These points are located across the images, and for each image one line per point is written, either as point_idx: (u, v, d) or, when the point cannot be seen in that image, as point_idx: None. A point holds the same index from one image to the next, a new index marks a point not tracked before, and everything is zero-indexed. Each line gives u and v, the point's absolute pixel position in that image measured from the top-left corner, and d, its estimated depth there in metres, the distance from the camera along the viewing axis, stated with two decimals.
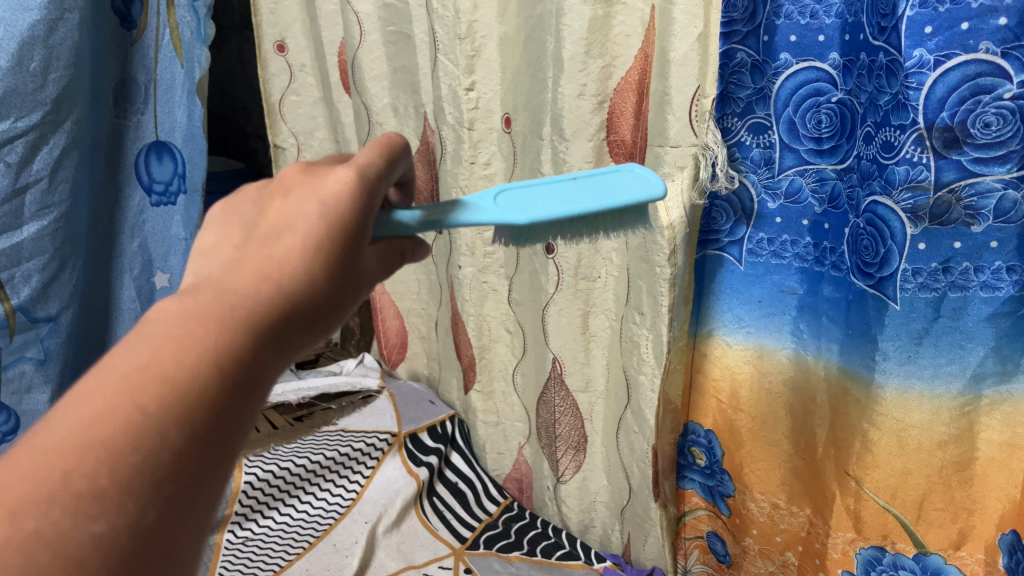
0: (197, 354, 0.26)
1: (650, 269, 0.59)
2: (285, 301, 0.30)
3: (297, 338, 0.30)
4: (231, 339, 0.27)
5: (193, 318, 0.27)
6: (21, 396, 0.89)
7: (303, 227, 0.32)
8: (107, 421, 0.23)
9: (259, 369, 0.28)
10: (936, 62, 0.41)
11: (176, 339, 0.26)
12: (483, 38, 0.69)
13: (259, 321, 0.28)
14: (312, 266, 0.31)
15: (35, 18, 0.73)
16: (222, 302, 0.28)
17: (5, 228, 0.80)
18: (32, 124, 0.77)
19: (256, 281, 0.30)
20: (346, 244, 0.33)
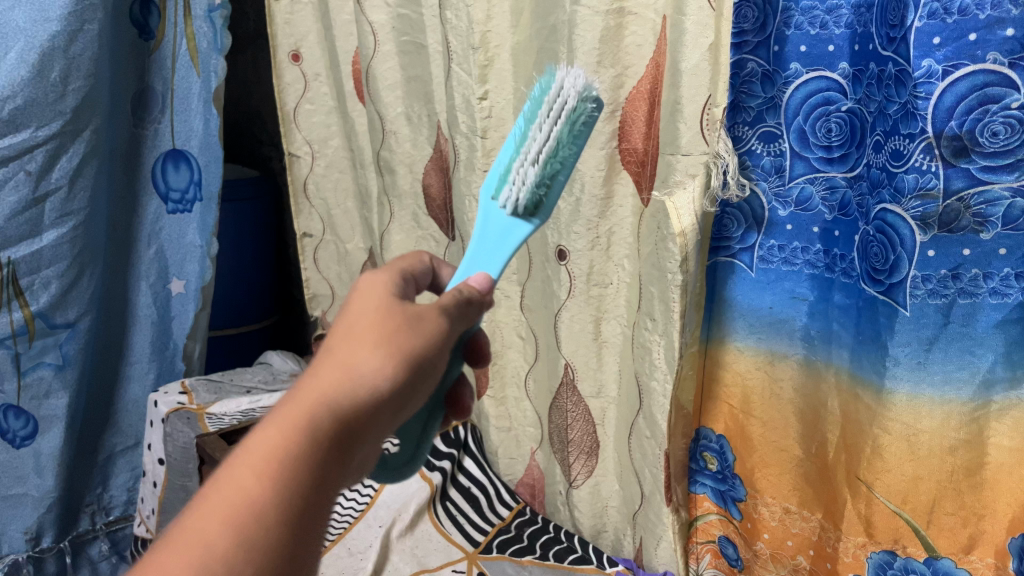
0: (253, 478, 0.30)
1: (662, 276, 0.60)
2: (342, 405, 0.33)
3: (362, 440, 0.34)
4: (289, 463, 0.31)
5: (255, 449, 0.31)
6: (40, 401, 0.92)
7: (347, 333, 0.35)
8: (178, 557, 0.28)
9: (320, 485, 0.32)
10: (944, 72, 0.42)
11: (243, 476, 0.30)
12: (496, 48, 0.71)
13: (316, 435, 0.32)
14: (364, 367, 0.34)
15: (55, 29, 0.78)
16: (282, 424, 0.32)
17: (26, 235, 0.85)
18: (52, 133, 0.82)
19: (313, 390, 0.33)
20: (397, 338, 0.36)
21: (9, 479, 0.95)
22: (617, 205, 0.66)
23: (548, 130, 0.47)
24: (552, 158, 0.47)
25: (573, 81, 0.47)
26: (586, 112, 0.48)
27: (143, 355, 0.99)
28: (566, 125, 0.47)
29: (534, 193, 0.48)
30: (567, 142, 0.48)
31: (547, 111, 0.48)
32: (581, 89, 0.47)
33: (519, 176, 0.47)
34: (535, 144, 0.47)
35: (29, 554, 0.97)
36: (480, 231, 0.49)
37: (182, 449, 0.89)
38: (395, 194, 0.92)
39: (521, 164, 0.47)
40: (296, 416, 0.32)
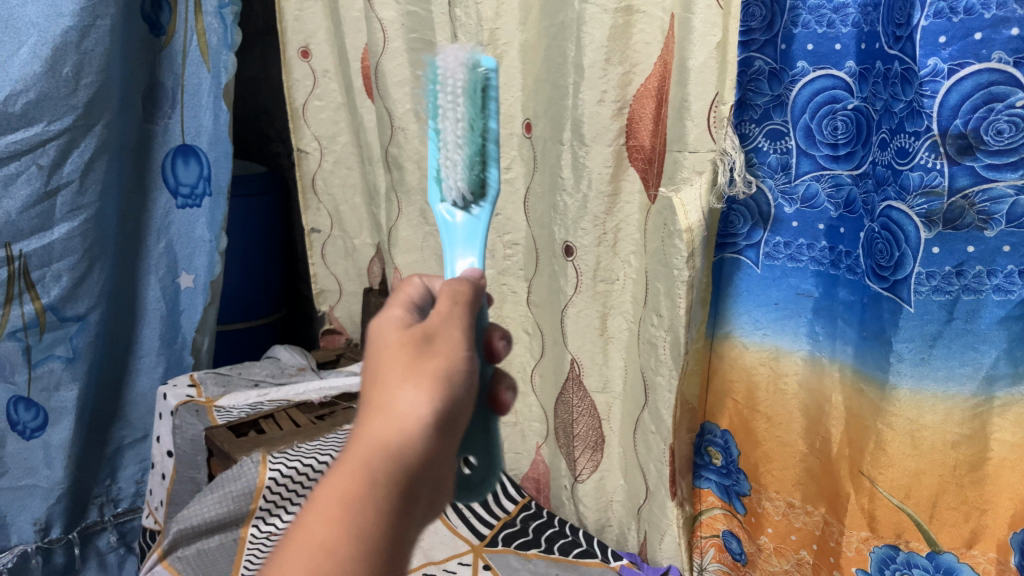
0: (332, 529, 0.27)
1: (668, 272, 0.61)
2: (391, 443, 0.29)
3: (425, 479, 0.30)
4: (357, 513, 0.28)
5: (321, 503, 0.28)
6: (50, 393, 0.93)
7: (378, 370, 0.32)
8: None
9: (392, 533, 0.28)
10: (950, 70, 0.43)
11: (317, 531, 0.27)
12: (505, 45, 0.72)
13: (377, 479, 0.29)
14: (402, 399, 0.31)
15: (68, 24, 0.79)
16: (344, 473, 0.29)
17: (37, 229, 0.86)
18: (64, 127, 0.83)
19: (362, 435, 0.30)
20: (430, 362, 0.32)
21: (19, 470, 0.95)
22: (624, 201, 0.67)
23: (455, 108, 0.48)
24: (473, 135, 0.48)
25: (455, 57, 0.48)
26: (480, 77, 0.48)
27: (151, 348, 1.00)
28: (467, 97, 0.47)
29: (471, 174, 0.49)
30: (479, 111, 0.48)
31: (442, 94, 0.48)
32: (466, 62, 0.47)
33: (450, 167, 0.48)
34: (450, 128, 0.48)
35: (37, 545, 0.98)
36: (445, 230, 0.50)
37: (190, 441, 0.91)
38: (404, 190, 0.93)
39: (446, 154, 0.48)
40: (353, 465, 0.29)
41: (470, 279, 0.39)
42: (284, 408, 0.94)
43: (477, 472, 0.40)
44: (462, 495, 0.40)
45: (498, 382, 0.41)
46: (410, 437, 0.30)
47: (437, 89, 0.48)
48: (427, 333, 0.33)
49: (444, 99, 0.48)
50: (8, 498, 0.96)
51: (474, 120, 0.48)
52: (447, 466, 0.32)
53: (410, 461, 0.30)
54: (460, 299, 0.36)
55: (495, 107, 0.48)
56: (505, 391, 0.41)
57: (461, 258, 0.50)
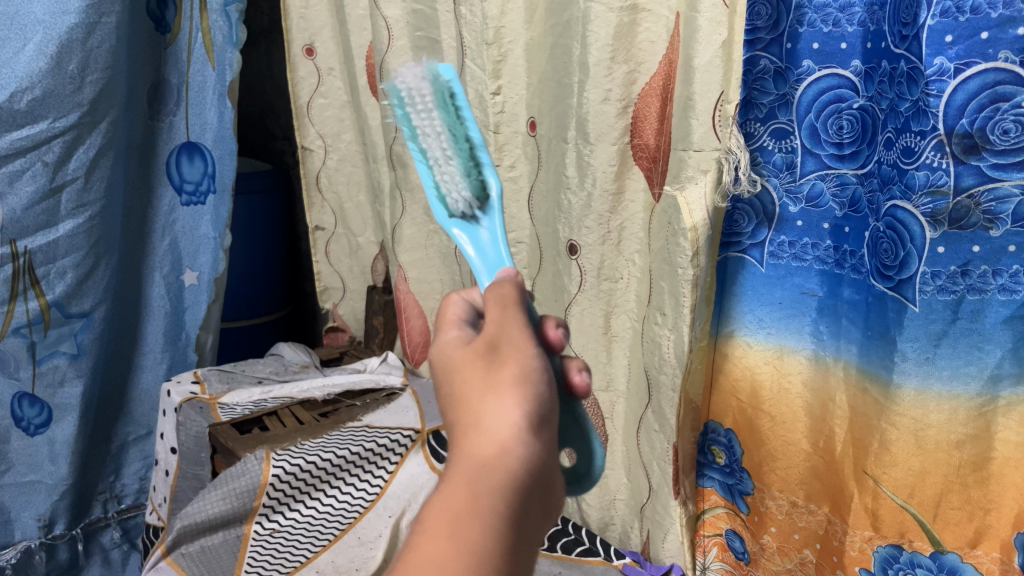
0: (457, 526, 0.24)
1: (673, 271, 0.61)
2: (489, 453, 0.27)
3: (537, 491, 0.27)
4: (470, 519, 0.24)
5: (428, 520, 0.24)
6: (54, 390, 0.93)
7: (457, 395, 0.31)
8: None
9: (513, 541, 0.24)
10: (956, 70, 0.43)
11: (440, 532, 0.23)
12: (510, 44, 0.72)
13: (482, 485, 0.25)
14: (491, 413, 0.28)
15: (73, 21, 0.79)
16: (456, 484, 0.25)
17: (42, 226, 0.86)
18: (69, 124, 0.83)
19: (459, 456, 0.27)
20: (507, 368, 0.30)
21: (24, 466, 0.96)
22: (629, 200, 0.67)
23: (432, 122, 0.50)
24: (458, 141, 0.50)
25: (415, 77, 0.51)
26: (443, 85, 0.51)
27: (155, 344, 1.00)
28: (439, 107, 0.50)
29: (471, 180, 0.49)
30: (454, 116, 0.50)
31: (417, 114, 0.51)
32: (423, 76, 0.51)
33: (449, 180, 0.50)
34: (435, 144, 0.50)
35: (41, 541, 0.98)
36: (467, 245, 0.49)
37: (194, 438, 0.90)
38: (407, 188, 0.93)
39: (441, 170, 0.50)
40: (455, 480, 0.26)
41: (511, 278, 0.38)
42: (288, 405, 0.94)
43: (583, 461, 0.37)
44: (575, 488, 0.37)
45: (568, 367, 0.38)
46: (508, 444, 0.27)
47: (409, 113, 0.51)
48: (490, 344, 0.32)
49: (421, 118, 0.50)
50: (12, 494, 0.97)
51: (454, 124, 0.50)
52: (557, 480, 0.29)
53: (516, 465, 0.26)
54: (508, 300, 0.35)
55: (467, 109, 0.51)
56: (579, 372, 0.38)
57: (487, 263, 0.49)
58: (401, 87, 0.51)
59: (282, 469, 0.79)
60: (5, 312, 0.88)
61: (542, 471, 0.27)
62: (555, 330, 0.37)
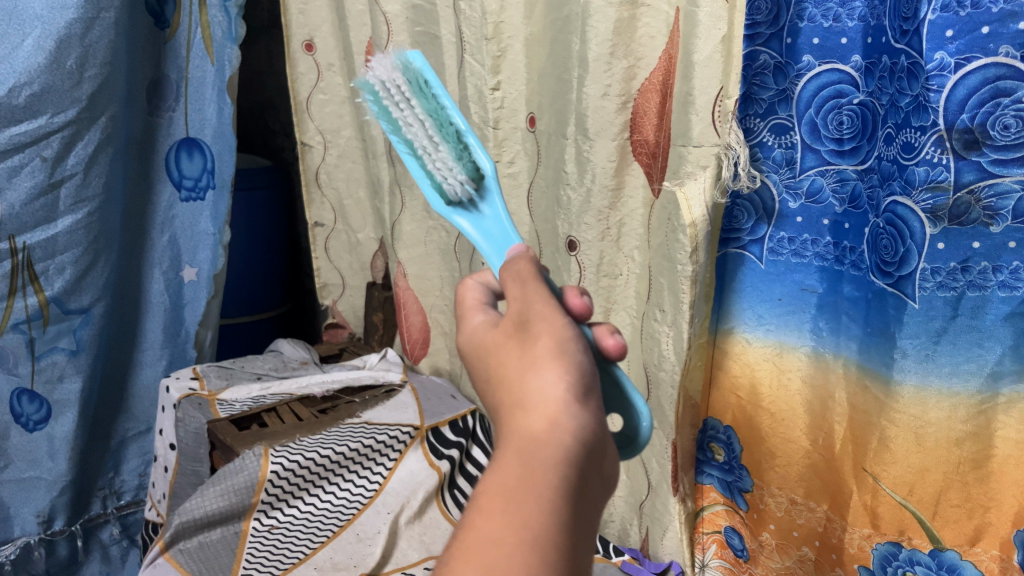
0: (512, 500, 0.23)
1: (672, 267, 0.60)
2: (540, 428, 0.26)
3: (593, 462, 0.26)
4: (528, 494, 0.23)
5: (483, 498, 0.24)
6: (53, 386, 0.93)
7: (496, 376, 0.30)
8: None
9: (573, 515, 0.24)
10: (957, 65, 0.43)
11: (492, 507, 0.23)
12: (509, 39, 0.72)
13: (537, 460, 0.25)
14: (535, 388, 0.28)
15: (72, 16, 0.79)
16: (506, 461, 0.25)
17: (41, 221, 0.86)
18: (68, 120, 0.83)
19: (510, 435, 0.27)
20: (542, 343, 0.30)
21: (23, 462, 0.96)
22: (628, 196, 0.67)
23: (413, 112, 0.49)
24: (442, 126, 0.49)
25: (385, 69, 0.50)
26: (416, 73, 0.50)
27: (154, 341, 1.00)
28: (417, 96, 0.49)
29: (463, 163, 0.48)
30: (434, 101, 0.49)
31: (399, 106, 0.49)
32: (394, 67, 0.49)
33: (443, 168, 0.48)
34: (421, 134, 0.49)
35: (40, 537, 0.98)
36: (472, 231, 0.48)
37: (193, 435, 0.91)
38: (407, 184, 0.93)
39: (432, 160, 0.48)
40: (508, 458, 0.25)
41: (523, 254, 0.38)
42: (286, 402, 0.94)
43: (630, 424, 0.37)
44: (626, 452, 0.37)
45: (600, 333, 0.37)
46: (558, 417, 0.26)
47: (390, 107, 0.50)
48: (520, 321, 0.32)
49: (402, 110, 0.49)
50: (11, 489, 0.97)
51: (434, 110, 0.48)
52: (611, 449, 0.28)
53: (568, 438, 0.26)
54: (525, 275, 0.35)
55: (444, 92, 0.49)
56: (611, 335, 0.36)
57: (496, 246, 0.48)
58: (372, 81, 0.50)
59: (280, 465, 0.79)
60: (4, 308, 0.88)
61: (595, 442, 0.26)
62: (579, 297, 0.36)
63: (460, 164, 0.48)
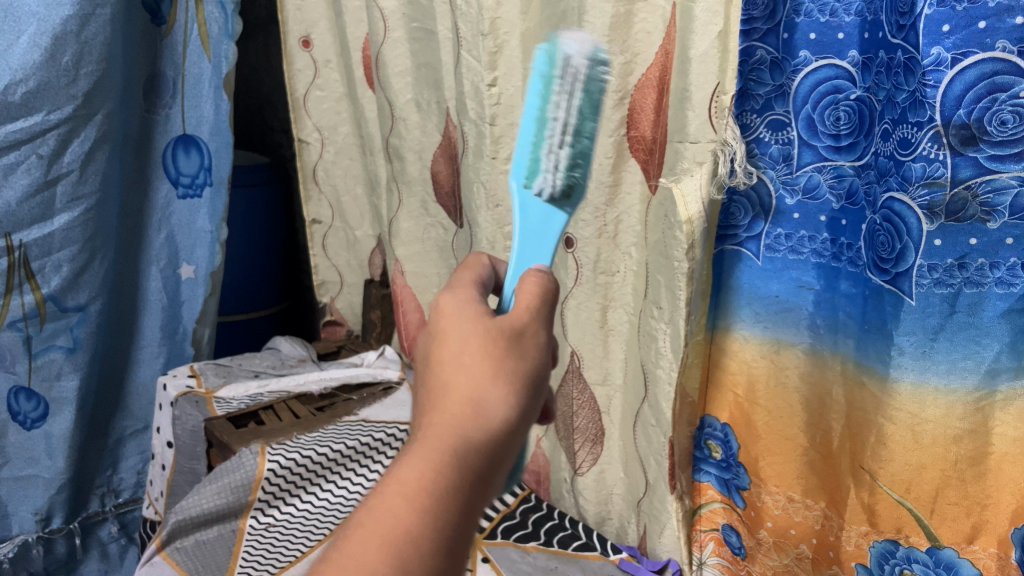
0: (413, 506, 0.29)
1: (669, 263, 0.60)
2: (474, 441, 0.30)
3: (495, 473, 0.31)
4: (427, 503, 0.29)
5: (394, 487, 0.29)
6: (51, 384, 0.93)
7: (458, 355, 0.32)
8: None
9: (459, 525, 0.29)
10: (953, 60, 0.42)
11: (393, 502, 0.29)
12: (505, 35, 0.71)
13: (455, 470, 0.29)
14: (489, 398, 0.31)
15: (68, 13, 0.79)
16: (428, 455, 0.30)
17: (37, 219, 0.86)
18: (64, 117, 0.83)
19: (442, 416, 0.31)
20: (515, 359, 0.32)
21: (21, 460, 0.96)
22: (625, 192, 0.66)
23: (567, 102, 0.42)
24: (579, 135, 0.42)
25: (582, 50, 0.42)
26: (598, 72, 0.43)
27: (152, 338, 1.00)
28: (584, 93, 0.42)
29: (572, 175, 0.43)
30: (592, 112, 0.43)
31: (560, 81, 0.42)
32: (590, 53, 0.42)
33: (551, 162, 0.42)
34: (556, 122, 0.42)
35: (38, 535, 0.98)
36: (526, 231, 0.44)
37: (190, 432, 0.90)
38: (404, 180, 0.93)
39: (550, 150, 0.42)
40: (432, 454, 0.30)
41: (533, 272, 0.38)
42: (284, 399, 0.94)
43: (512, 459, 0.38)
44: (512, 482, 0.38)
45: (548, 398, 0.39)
46: (490, 435, 0.31)
47: (555, 79, 0.42)
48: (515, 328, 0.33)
49: (559, 92, 0.42)
50: (9, 487, 0.96)
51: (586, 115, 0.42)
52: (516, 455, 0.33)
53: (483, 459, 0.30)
54: (545, 297, 0.35)
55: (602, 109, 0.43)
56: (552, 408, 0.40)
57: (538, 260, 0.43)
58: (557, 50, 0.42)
59: (276, 463, 0.79)
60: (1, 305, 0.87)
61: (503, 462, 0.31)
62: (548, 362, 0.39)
63: (565, 177, 0.43)
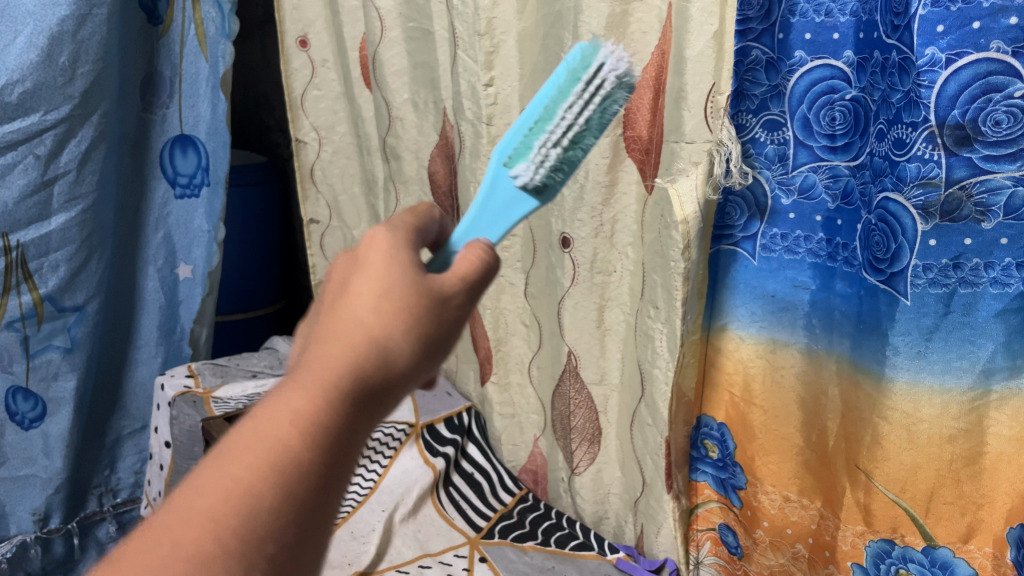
0: (296, 434, 0.28)
1: (665, 263, 0.60)
2: (364, 378, 0.30)
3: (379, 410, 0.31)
4: (307, 429, 0.28)
5: (276, 410, 0.29)
6: (49, 383, 0.93)
7: (364, 292, 0.32)
8: (218, 500, 0.26)
9: (340, 456, 0.29)
10: (948, 60, 0.42)
11: (275, 426, 0.28)
12: (502, 35, 0.71)
13: (342, 402, 0.29)
14: (386, 341, 0.31)
15: (63, 13, 0.79)
16: (315, 385, 0.29)
17: (34, 219, 0.86)
18: (61, 117, 0.83)
19: (335, 348, 0.30)
20: (423, 309, 0.32)
21: (19, 460, 0.96)
22: (621, 192, 0.66)
23: (575, 111, 0.44)
24: (575, 145, 0.45)
25: (615, 63, 0.45)
26: (623, 91, 0.45)
27: (150, 337, 1.00)
28: (598, 111, 0.45)
29: (551, 174, 0.45)
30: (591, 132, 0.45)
31: (584, 88, 0.45)
32: (622, 71, 0.45)
33: (539, 153, 0.45)
34: (560, 123, 0.44)
35: (36, 535, 0.98)
36: (483, 199, 0.46)
37: (188, 433, 0.90)
38: (401, 180, 0.93)
39: (544, 143, 0.45)
40: (317, 383, 0.29)
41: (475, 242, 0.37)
42: None
43: None
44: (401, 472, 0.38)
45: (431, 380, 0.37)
46: (381, 374, 0.30)
47: (580, 86, 0.45)
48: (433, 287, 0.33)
49: (577, 101, 0.44)
50: (6, 487, 0.97)
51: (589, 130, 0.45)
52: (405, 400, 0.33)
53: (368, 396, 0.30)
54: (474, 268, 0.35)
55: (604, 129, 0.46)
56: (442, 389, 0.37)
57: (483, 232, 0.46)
58: (595, 55, 0.45)
59: None
60: None
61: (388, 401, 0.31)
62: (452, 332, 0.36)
63: (545, 174, 0.45)
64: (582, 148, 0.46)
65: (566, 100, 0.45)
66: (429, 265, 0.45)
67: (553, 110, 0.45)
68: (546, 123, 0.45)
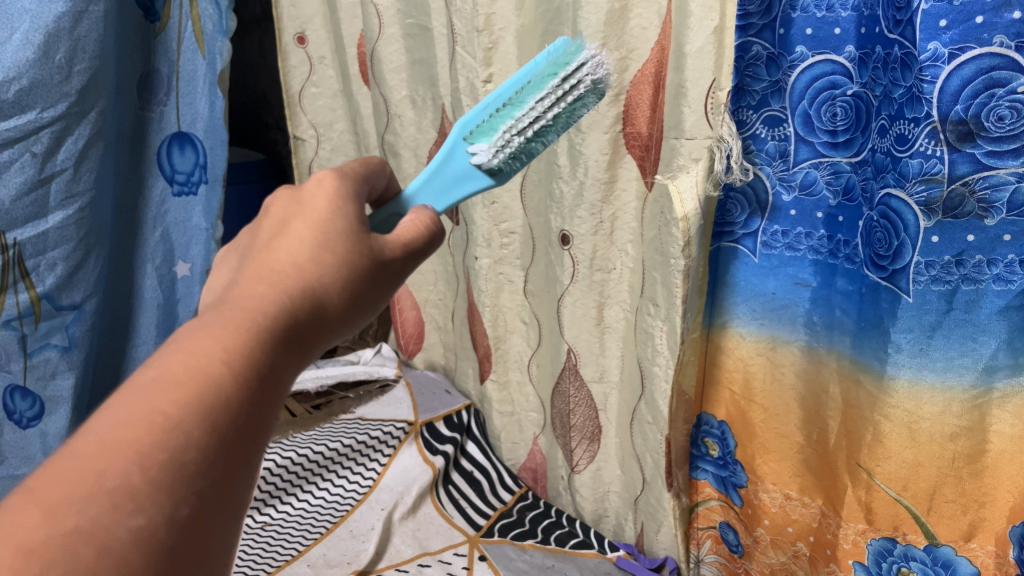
0: (220, 366, 0.28)
1: (665, 260, 0.60)
2: (287, 317, 0.31)
3: (301, 353, 0.32)
4: (232, 360, 0.28)
5: (196, 341, 0.28)
6: (46, 382, 0.91)
7: (301, 238, 0.34)
8: (137, 427, 0.25)
9: (265, 392, 0.29)
10: (950, 55, 0.42)
11: (199, 357, 0.28)
12: (501, 31, 0.70)
13: (264, 338, 0.30)
14: (314, 284, 0.33)
15: (60, 10, 0.75)
16: (238, 321, 0.30)
17: (31, 217, 0.82)
18: (58, 115, 0.78)
19: (259, 291, 0.31)
20: (354, 258, 0.35)
21: (17, 459, 0.93)
22: (621, 189, 0.66)
23: (544, 109, 0.47)
24: (535, 137, 0.48)
25: (594, 67, 0.47)
26: (596, 93, 0.48)
27: (148, 337, 0.98)
28: (566, 111, 0.48)
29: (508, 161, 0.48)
30: (555, 129, 0.48)
31: (560, 83, 0.47)
32: (598, 77, 0.47)
33: (502, 139, 0.47)
34: (527, 117, 0.47)
35: None
36: (438, 165, 0.48)
37: None
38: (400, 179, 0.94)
39: (508, 132, 0.47)
40: (242, 320, 0.30)
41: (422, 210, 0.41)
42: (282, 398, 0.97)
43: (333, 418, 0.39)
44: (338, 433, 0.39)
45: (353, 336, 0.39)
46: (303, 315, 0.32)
47: (555, 85, 0.47)
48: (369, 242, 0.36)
49: (548, 100, 0.47)
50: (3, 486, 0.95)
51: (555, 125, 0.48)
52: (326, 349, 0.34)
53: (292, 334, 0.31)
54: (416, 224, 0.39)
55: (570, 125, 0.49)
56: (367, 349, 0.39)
57: (431, 198, 0.48)
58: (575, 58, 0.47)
59: None
60: None
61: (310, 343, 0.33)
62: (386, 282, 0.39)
63: (501, 160, 0.48)
64: (546, 138, 0.48)
65: (540, 91, 0.47)
66: (371, 221, 0.47)
67: (524, 98, 0.47)
68: (516, 108, 0.48)
